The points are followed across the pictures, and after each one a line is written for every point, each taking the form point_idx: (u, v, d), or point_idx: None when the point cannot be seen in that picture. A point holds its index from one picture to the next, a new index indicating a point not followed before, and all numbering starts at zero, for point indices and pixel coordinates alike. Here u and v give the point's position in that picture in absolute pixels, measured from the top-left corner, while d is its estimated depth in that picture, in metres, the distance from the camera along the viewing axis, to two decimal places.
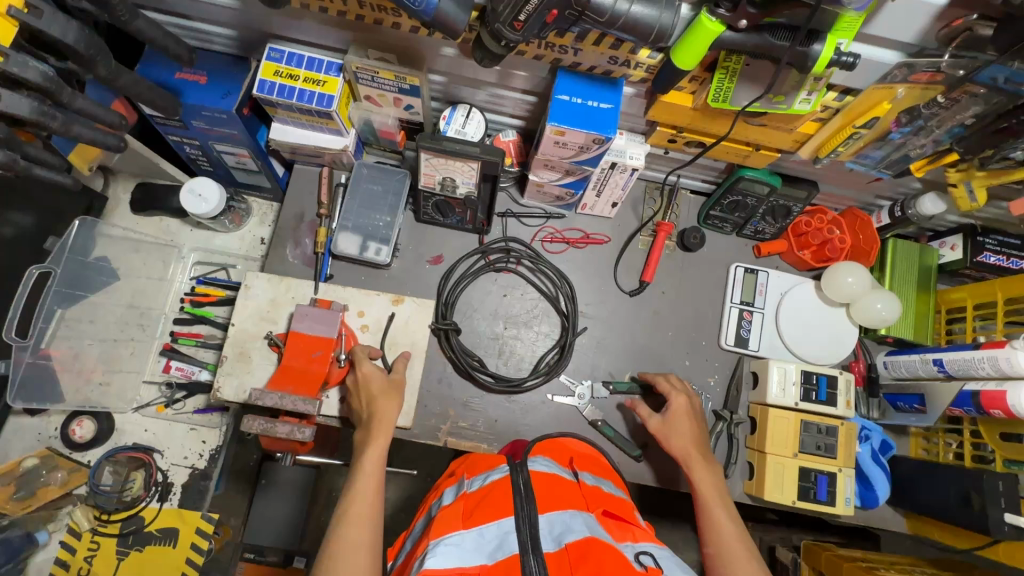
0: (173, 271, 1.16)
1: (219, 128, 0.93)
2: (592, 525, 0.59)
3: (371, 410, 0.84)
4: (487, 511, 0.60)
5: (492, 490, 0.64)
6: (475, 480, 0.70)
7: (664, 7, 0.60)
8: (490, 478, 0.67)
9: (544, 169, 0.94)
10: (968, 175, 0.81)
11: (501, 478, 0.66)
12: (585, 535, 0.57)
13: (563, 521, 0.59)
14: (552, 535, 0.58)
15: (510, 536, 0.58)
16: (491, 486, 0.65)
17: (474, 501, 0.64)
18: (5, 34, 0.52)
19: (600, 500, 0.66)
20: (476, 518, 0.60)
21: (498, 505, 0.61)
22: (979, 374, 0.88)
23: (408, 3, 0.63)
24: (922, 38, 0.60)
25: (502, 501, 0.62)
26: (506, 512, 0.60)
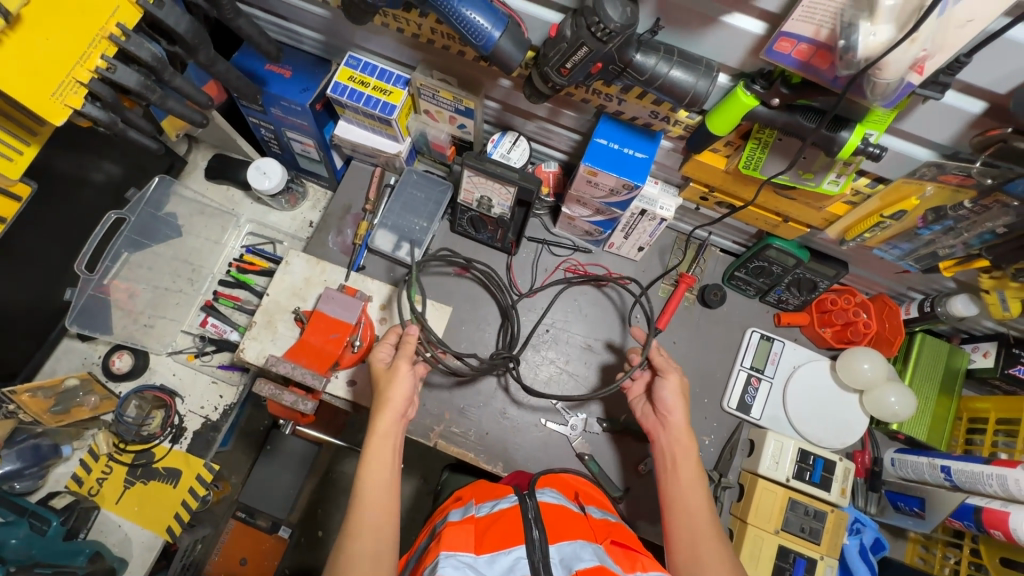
0: (228, 236, 1.26)
1: (293, 118, 1.04)
2: (600, 555, 0.67)
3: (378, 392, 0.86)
4: (497, 539, 0.69)
5: (502, 517, 0.73)
6: (484, 507, 0.79)
7: (702, 75, 0.63)
8: (499, 506, 0.77)
9: (576, 204, 0.99)
10: (1001, 283, 0.79)
11: (511, 507, 0.76)
12: (594, 563, 0.64)
13: (573, 550, 0.67)
14: (560, 560, 0.66)
15: (521, 562, 0.66)
16: (500, 515, 0.74)
17: (483, 524, 0.73)
18: (129, 17, 0.61)
19: (607, 532, 0.73)
20: (486, 543, 0.69)
21: (509, 533, 0.70)
22: (985, 490, 0.84)
23: (471, 38, 0.70)
24: (955, 141, 0.61)
25: (512, 526, 0.71)
26: (517, 539, 0.68)
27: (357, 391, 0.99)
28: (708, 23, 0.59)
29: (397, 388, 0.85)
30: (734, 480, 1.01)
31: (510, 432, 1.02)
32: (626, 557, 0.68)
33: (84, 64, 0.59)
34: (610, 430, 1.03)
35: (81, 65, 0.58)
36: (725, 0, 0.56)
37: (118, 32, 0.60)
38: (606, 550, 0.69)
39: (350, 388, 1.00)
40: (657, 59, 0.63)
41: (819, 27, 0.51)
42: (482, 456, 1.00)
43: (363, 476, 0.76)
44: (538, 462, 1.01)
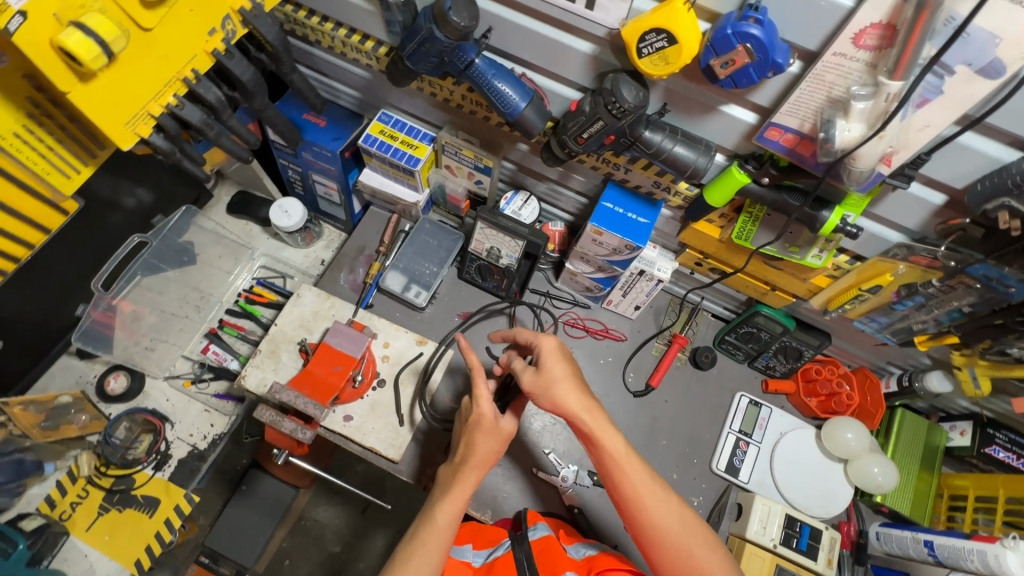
0: (240, 268, 1.30)
1: (321, 162, 1.13)
2: None
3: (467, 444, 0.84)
4: None
5: (497, 565, 0.80)
6: (481, 552, 0.86)
7: (702, 153, 0.72)
8: (494, 554, 0.83)
9: (580, 261, 1.06)
10: (972, 360, 0.85)
11: (503, 554, 0.82)
12: None
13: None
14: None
15: None
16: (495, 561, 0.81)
17: (482, 573, 0.81)
18: (203, 63, 0.70)
19: (598, 563, 0.78)
20: None
21: None
22: (967, 566, 0.85)
23: (499, 105, 0.79)
24: (922, 227, 0.69)
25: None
26: None
27: (353, 426, 1.01)
28: (709, 111, 0.69)
29: (485, 430, 0.84)
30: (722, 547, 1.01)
31: (502, 480, 1.01)
32: None
33: (160, 100, 0.66)
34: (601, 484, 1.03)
35: (156, 100, 0.65)
36: (723, 92, 0.66)
37: (191, 76, 0.68)
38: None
39: (346, 424, 1.01)
40: (663, 136, 0.72)
41: (803, 121, 0.61)
42: (471, 503, 0.99)
43: (435, 516, 0.80)
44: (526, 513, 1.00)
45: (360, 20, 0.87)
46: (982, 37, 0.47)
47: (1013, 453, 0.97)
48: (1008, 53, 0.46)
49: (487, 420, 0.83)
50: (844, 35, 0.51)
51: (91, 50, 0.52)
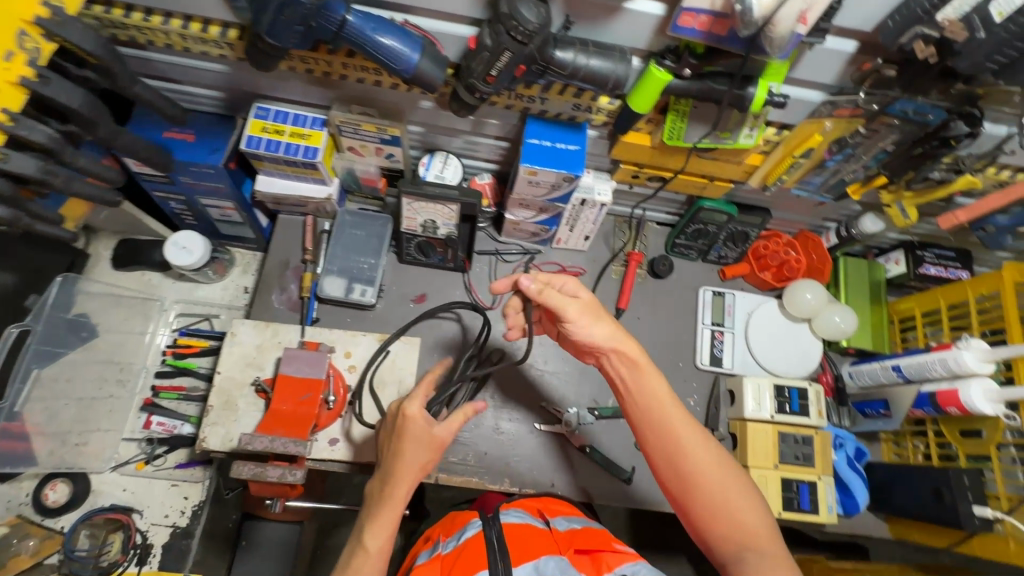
0: (155, 325, 1.16)
1: (206, 182, 0.99)
2: (564, 567, 0.70)
3: (390, 461, 0.76)
4: (465, 567, 0.70)
5: (468, 547, 0.74)
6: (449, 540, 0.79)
7: (618, 61, 0.68)
8: (464, 536, 0.77)
9: (520, 208, 1.01)
10: (898, 195, 0.90)
11: (476, 533, 0.76)
12: None
13: (537, 568, 0.69)
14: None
15: None
16: (466, 541, 0.76)
17: (450, 562, 0.74)
18: (13, 99, 0.57)
19: (572, 542, 0.78)
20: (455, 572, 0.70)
21: (474, 561, 0.71)
22: (933, 375, 0.93)
23: (389, 63, 0.70)
24: (839, 79, 0.70)
25: (481, 556, 0.71)
26: (481, 566, 0.69)
27: (342, 448, 0.95)
28: (614, 14, 0.64)
29: (415, 442, 0.75)
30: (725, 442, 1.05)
31: (510, 447, 1.02)
32: (592, 562, 0.73)
33: None
34: (604, 416, 1.05)
35: None
36: None
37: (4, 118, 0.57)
38: (572, 562, 0.73)
39: (334, 448, 0.95)
40: (575, 52, 0.67)
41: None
42: (487, 478, 0.99)
43: (367, 540, 0.72)
44: (541, 469, 1.01)
45: (195, 5, 0.73)
46: None
47: (941, 266, 1.09)
48: None
49: (414, 428, 0.75)
50: None
51: None
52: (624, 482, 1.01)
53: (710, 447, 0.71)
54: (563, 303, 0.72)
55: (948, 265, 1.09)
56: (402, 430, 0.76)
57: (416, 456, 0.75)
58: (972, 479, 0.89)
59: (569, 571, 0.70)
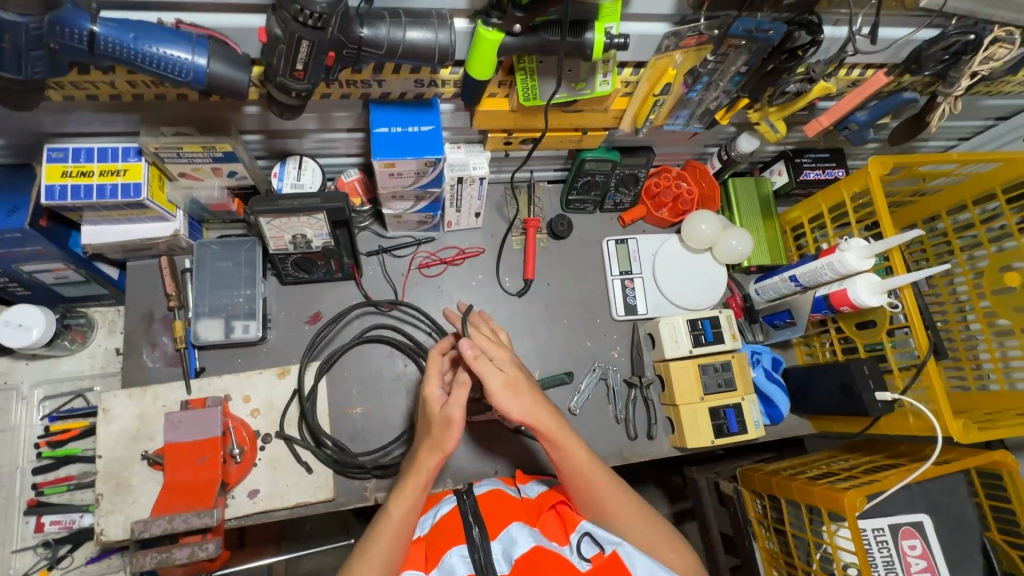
0: (17, 416, 1.01)
1: (19, 248, 0.83)
2: (536, 535, 0.70)
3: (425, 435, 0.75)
4: (441, 546, 0.70)
5: (443, 523, 0.73)
6: (426, 518, 0.78)
7: (438, 28, 0.60)
8: (440, 513, 0.76)
9: (395, 201, 0.93)
10: (764, 112, 0.90)
11: (450, 510, 0.75)
12: (531, 546, 0.67)
13: (510, 537, 0.69)
14: (502, 551, 0.68)
15: None
16: (442, 520, 0.74)
17: (429, 539, 0.73)
18: None
19: (542, 504, 0.77)
20: (434, 554, 0.71)
21: (450, 536, 0.70)
22: (824, 279, 0.98)
23: (174, 77, 0.59)
24: (678, 7, 0.66)
25: (453, 531, 0.71)
26: (458, 540, 0.70)
27: (264, 497, 0.89)
28: None
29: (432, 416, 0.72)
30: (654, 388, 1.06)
31: None
32: (561, 523, 0.74)
33: None
34: None
35: None
36: None
37: None
38: (542, 525, 0.73)
39: (256, 499, 0.89)
40: (387, 27, 0.58)
41: None
42: (428, 483, 0.96)
43: (391, 508, 0.72)
44: (482, 459, 0.99)
45: None
46: None
47: (819, 169, 1.12)
48: None
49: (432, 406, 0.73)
50: None
51: None
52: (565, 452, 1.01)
53: (623, 498, 0.75)
54: (491, 378, 0.70)
55: (824, 167, 1.12)
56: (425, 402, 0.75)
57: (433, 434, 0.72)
58: (871, 367, 0.95)
59: (542, 540, 0.70)
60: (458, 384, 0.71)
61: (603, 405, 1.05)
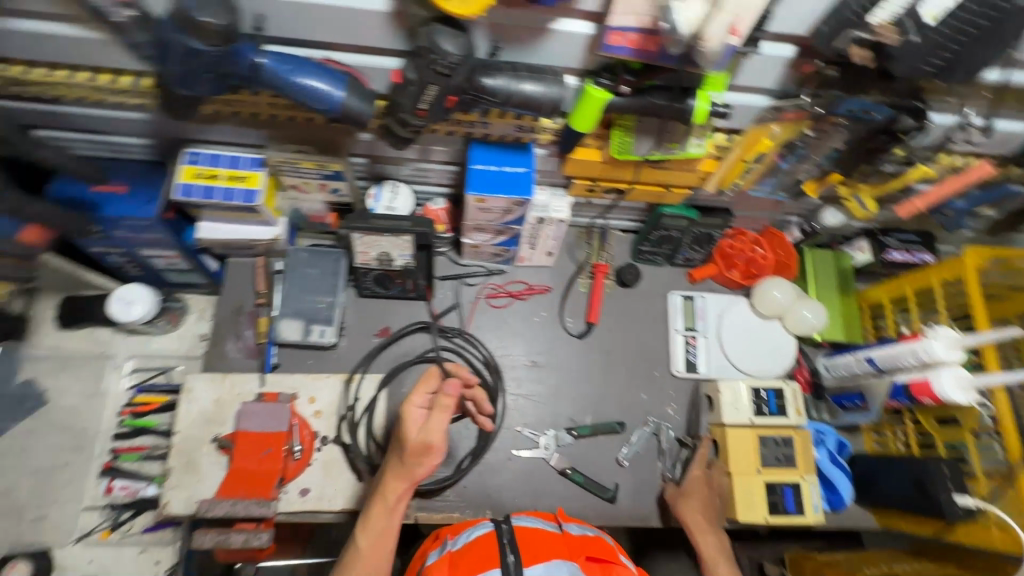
0: (108, 383, 1.11)
1: (143, 234, 0.93)
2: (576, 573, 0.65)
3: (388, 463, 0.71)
4: (473, 565, 0.66)
5: (477, 544, 0.70)
6: (458, 538, 0.75)
7: (553, 84, 0.65)
8: (474, 534, 0.72)
9: (476, 232, 0.98)
10: (855, 189, 0.90)
11: (487, 533, 0.72)
12: None
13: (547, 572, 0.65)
14: None
15: None
16: (477, 540, 0.71)
17: (459, 558, 0.70)
18: None
19: (582, 547, 0.72)
20: (462, 569, 0.67)
21: (483, 558, 0.67)
22: (904, 365, 0.93)
23: (314, 104, 0.66)
24: (782, 83, 0.68)
25: (488, 554, 0.68)
26: (491, 563, 0.66)
27: (314, 498, 0.91)
28: (543, 34, 0.61)
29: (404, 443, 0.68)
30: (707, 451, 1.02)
31: (490, 476, 0.99)
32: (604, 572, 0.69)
33: None
34: (582, 436, 1.03)
35: None
36: (551, 10, 0.58)
37: None
38: (583, 569, 0.68)
39: (306, 498, 0.91)
40: (506, 78, 0.63)
41: (641, 17, 0.55)
42: (467, 512, 0.96)
43: (360, 540, 0.70)
44: (524, 496, 0.99)
45: (99, 57, 0.68)
46: None
47: (905, 250, 1.08)
48: None
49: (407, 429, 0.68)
50: None
51: None
52: (608, 502, 1.00)
53: None
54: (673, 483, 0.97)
55: (912, 249, 1.09)
56: (399, 425, 0.70)
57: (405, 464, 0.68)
58: (951, 468, 0.87)
59: None
60: (440, 407, 0.67)
61: (651, 462, 1.03)
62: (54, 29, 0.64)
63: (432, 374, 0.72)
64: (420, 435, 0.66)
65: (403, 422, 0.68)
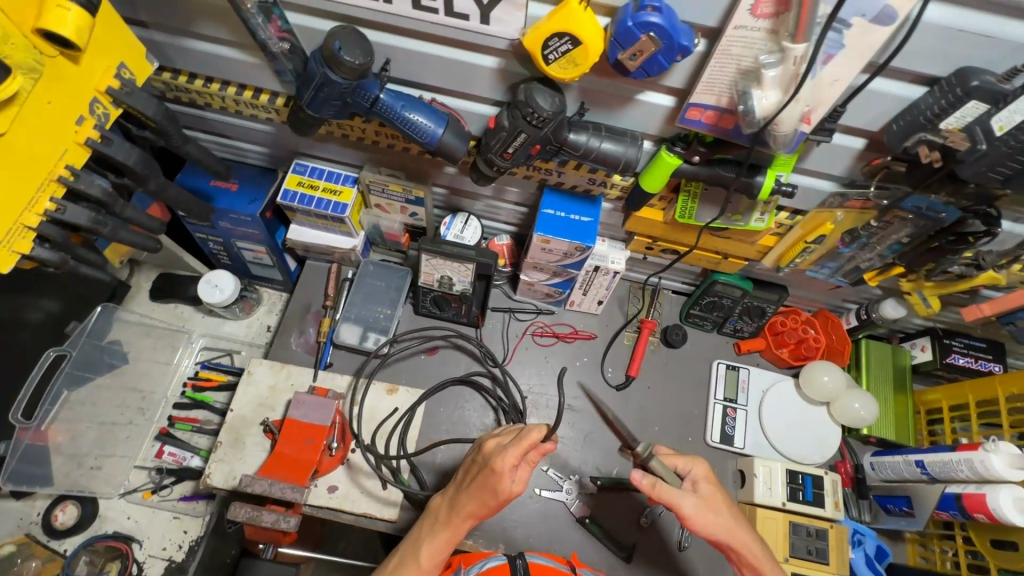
0: (180, 356, 1.21)
1: (242, 228, 1.05)
2: None
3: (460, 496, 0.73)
4: None
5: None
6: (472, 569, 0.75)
7: (629, 145, 0.71)
8: (487, 566, 0.72)
9: (534, 270, 1.04)
10: (918, 284, 0.89)
11: (500, 565, 0.72)
12: None
13: None
14: None
15: None
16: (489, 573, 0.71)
17: None
18: (78, 158, 0.63)
19: None
20: None
21: None
22: (959, 476, 0.88)
23: (416, 136, 0.75)
24: (850, 172, 0.71)
25: None
26: None
27: (340, 497, 0.93)
28: (627, 102, 0.68)
29: (490, 489, 0.68)
30: (682, 469, 0.78)
31: (508, 510, 0.99)
32: None
33: (34, 208, 0.60)
34: (606, 487, 1.02)
35: (30, 210, 0.60)
36: (637, 82, 0.65)
37: (68, 174, 0.62)
38: None
39: (332, 496, 0.93)
40: (588, 135, 0.70)
41: (719, 96, 0.61)
42: (481, 542, 0.95)
43: (422, 552, 0.73)
44: (539, 538, 0.98)
45: (249, 76, 0.81)
46: None
47: (970, 357, 1.04)
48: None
49: (496, 478, 0.67)
50: (740, 8, 0.51)
51: None
52: (623, 561, 0.97)
53: None
54: (686, 504, 0.72)
55: (979, 357, 1.05)
56: (484, 467, 0.70)
57: (484, 505, 0.69)
58: None
59: None
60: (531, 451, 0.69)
61: (672, 528, 1.00)
62: (221, 50, 0.77)
63: (535, 433, 0.68)
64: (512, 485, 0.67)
65: (496, 473, 0.67)
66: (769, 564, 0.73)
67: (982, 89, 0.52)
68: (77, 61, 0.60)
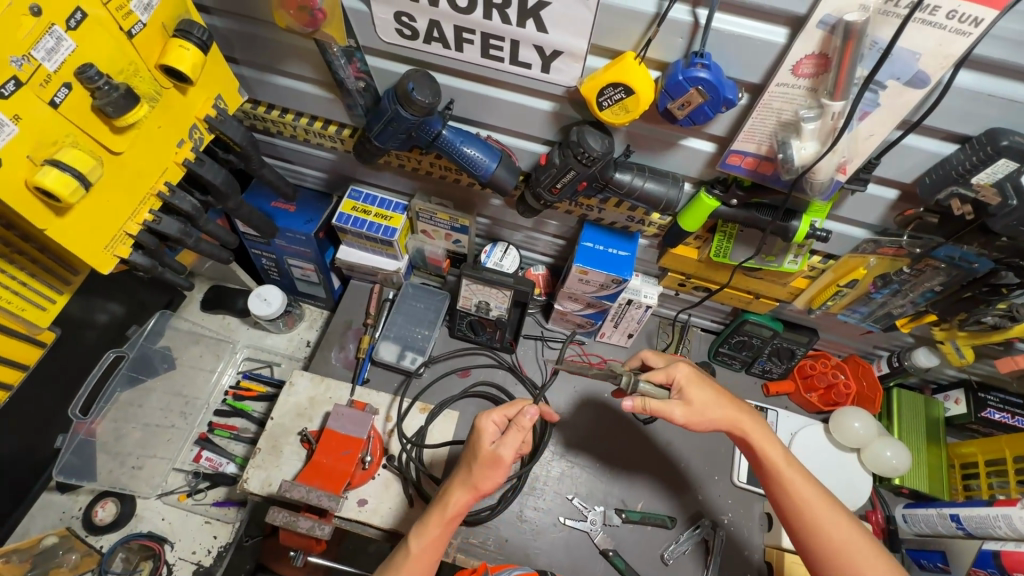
0: (223, 364, 1.26)
1: (296, 246, 1.12)
2: None
3: (450, 481, 0.79)
4: None
5: None
6: None
7: (671, 185, 0.76)
8: None
9: (568, 301, 1.08)
10: (951, 333, 0.90)
11: None
12: None
13: None
14: None
15: None
16: None
17: None
18: (174, 174, 0.70)
19: None
20: None
21: None
22: (997, 533, 0.86)
23: (472, 169, 0.81)
24: (883, 221, 0.74)
25: None
26: None
27: (369, 511, 0.95)
28: (671, 146, 0.73)
29: (477, 456, 0.77)
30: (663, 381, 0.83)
31: (534, 536, 1.00)
32: None
33: (136, 218, 0.67)
34: (631, 520, 1.02)
35: (132, 219, 0.67)
36: (682, 129, 0.71)
37: (165, 189, 0.70)
38: None
39: (361, 509, 0.95)
40: (632, 175, 0.76)
41: (759, 144, 0.66)
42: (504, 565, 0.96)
43: (413, 542, 0.76)
44: (563, 567, 0.97)
45: (322, 109, 0.89)
46: (904, 56, 0.52)
47: (1007, 412, 1.03)
48: (928, 66, 0.52)
49: (480, 441, 0.77)
50: (784, 67, 0.57)
51: (69, 185, 0.55)
52: None
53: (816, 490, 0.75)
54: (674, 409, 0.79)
55: (1015, 413, 1.03)
56: (473, 438, 0.79)
57: (475, 472, 0.76)
58: None
59: None
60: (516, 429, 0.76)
61: (696, 567, 0.99)
62: (301, 86, 0.86)
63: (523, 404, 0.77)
64: (494, 446, 0.76)
65: (478, 434, 0.78)
66: (758, 431, 0.80)
67: (1013, 149, 0.56)
68: (185, 91, 0.68)
